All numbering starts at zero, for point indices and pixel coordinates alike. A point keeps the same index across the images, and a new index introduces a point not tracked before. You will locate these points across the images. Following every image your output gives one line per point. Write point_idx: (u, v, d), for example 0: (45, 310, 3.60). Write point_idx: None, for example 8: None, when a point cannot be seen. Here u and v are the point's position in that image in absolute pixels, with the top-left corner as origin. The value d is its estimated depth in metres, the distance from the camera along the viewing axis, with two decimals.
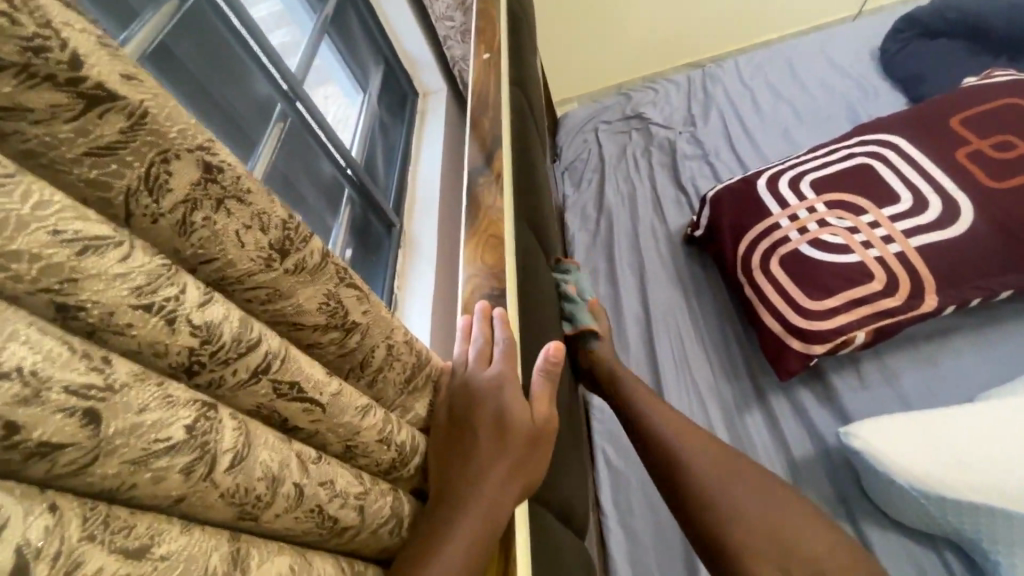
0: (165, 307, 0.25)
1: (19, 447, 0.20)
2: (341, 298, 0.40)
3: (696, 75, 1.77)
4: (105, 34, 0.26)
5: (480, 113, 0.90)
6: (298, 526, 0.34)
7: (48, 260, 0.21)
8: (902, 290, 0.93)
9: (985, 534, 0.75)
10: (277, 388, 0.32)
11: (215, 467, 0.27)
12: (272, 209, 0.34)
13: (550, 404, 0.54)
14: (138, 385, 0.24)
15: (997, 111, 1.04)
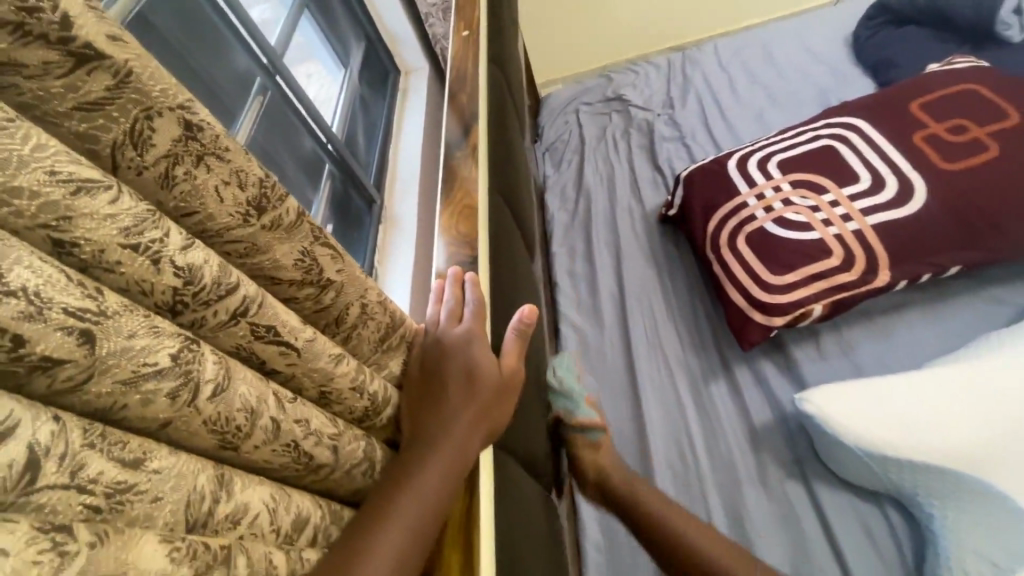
0: (150, 247, 0.28)
1: (26, 358, 0.23)
2: (317, 256, 0.43)
3: (677, 58, 1.79)
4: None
5: (457, 90, 0.92)
6: (275, 459, 0.38)
7: (45, 197, 0.24)
8: (857, 266, 0.98)
9: (922, 488, 0.81)
10: (255, 330, 0.36)
11: (198, 395, 0.31)
12: (250, 167, 0.36)
13: (517, 360, 0.58)
14: (127, 313, 0.27)
15: (955, 96, 1.09)
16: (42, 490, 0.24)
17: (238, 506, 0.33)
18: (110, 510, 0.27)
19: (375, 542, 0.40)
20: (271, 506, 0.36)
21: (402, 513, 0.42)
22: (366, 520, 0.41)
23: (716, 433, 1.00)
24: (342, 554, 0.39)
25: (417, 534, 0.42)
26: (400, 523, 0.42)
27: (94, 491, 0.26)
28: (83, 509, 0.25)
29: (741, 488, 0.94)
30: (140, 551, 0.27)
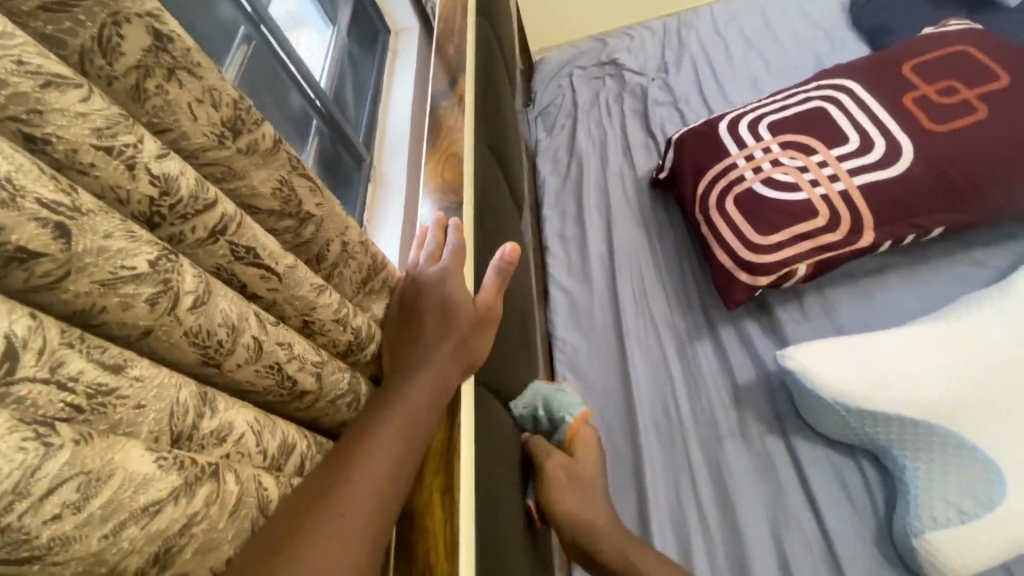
0: (124, 152, 0.28)
1: (1, 248, 0.23)
2: (295, 187, 0.42)
3: (672, 22, 1.76)
4: None
5: (445, 42, 0.90)
6: (259, 381, 0.39)
7: (15, 88, 0.24)
8: (843, 226, 0.99)
9: (897, 441, 0.83)
10: (234, 250, 0.36)
11: (178, 304, 0.31)
12: (224, 87, 0.35)
13: (495, 293, 0.57)
14: (102, 214, 0.27)
15: (947, 58, 1.09)
16: (22, 382, 0.24)
17: (222, 424, 0.34)
18: (92, 412, 0.27)
19: (356, 470, 0.39)
20: (256, 428, 0.37)
21: (383, 442, 0.42)
22: (345, 451, 0.41)
23: (699, 390, 1.02)
24: (323, 482, 0.38)
25: (399, 459, 0.42)
26: (376, 450, 0.41)
27: (75, 390, 0.26)
28: (64, 407, 0.26)
29: (722, 444, 0.96)
30: (127, 455, 0.28)
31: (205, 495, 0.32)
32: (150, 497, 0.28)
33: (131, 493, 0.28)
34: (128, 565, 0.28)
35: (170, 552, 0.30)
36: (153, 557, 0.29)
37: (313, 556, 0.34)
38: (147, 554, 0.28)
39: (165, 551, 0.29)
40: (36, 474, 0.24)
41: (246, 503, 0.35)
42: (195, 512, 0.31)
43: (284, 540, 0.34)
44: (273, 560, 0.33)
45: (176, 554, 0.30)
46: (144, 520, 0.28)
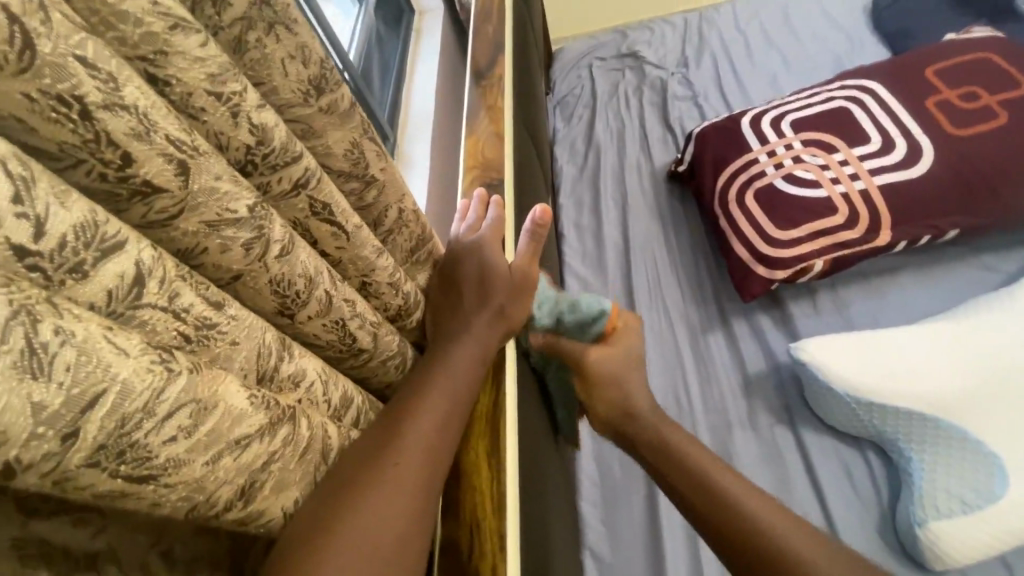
0: (231, 99, 0.29)
1: (130, 180, 0.24)
2: (364, 150, 0.43)
3: (694, 17, 1.77)
4: None
5: (481, 22, 0.90)
6: (324, 335, 0.40)
7: (147, 27, 0.25)
8: (861, 224, 1.01)
9: (904, 434, 0.85)
10: (313, 205, 0.37)
11: (267, 252, 0.32)
12: (312, 46, 0.37)
13: (530, 262, 0.56)
14: (213, 156, 0.28)
15: (969, 64, 1.10)
16: (145, 308, 0.25)
17: (297, 370, 0.36)
18: (197, 344, 0.28)
19: (410, 427, 0.40)
20: (324, 379, 0.39)
21: (434, 404, 0.43)
22: (396, 411, 0.42)
23: (711, 380, 1.03)
24: (377, 436, 0.39)
25: (448, 422, 0.43)
26: (430, 412, 0.42)
27: (185, 321, 0.27)
28: (175, 337, 0.27)
29: (732, 431, 0.97)
30: (226, 389, 0.28)
31: (283, 436, 0.32)
32: (242, 431, 0.29)
33: (229, 425, 0.28)
34: (219, 497, 0.28)
35: (253, 486, 0.30)
36: (240, 490, 0.29)
37: (367, 503, 0.35)
38: (236, 485, 0.29)
39: (250, 485, 0.30)
40: (162, 395, 0.24)
41: (312, 450, 0.35)
42: (274, 451, 0.31)
43: (340, 487, 0.35)
44: (333, 510, 0.34)
45: (258, 489, 0.30)
46: (236, 452, 0.29)
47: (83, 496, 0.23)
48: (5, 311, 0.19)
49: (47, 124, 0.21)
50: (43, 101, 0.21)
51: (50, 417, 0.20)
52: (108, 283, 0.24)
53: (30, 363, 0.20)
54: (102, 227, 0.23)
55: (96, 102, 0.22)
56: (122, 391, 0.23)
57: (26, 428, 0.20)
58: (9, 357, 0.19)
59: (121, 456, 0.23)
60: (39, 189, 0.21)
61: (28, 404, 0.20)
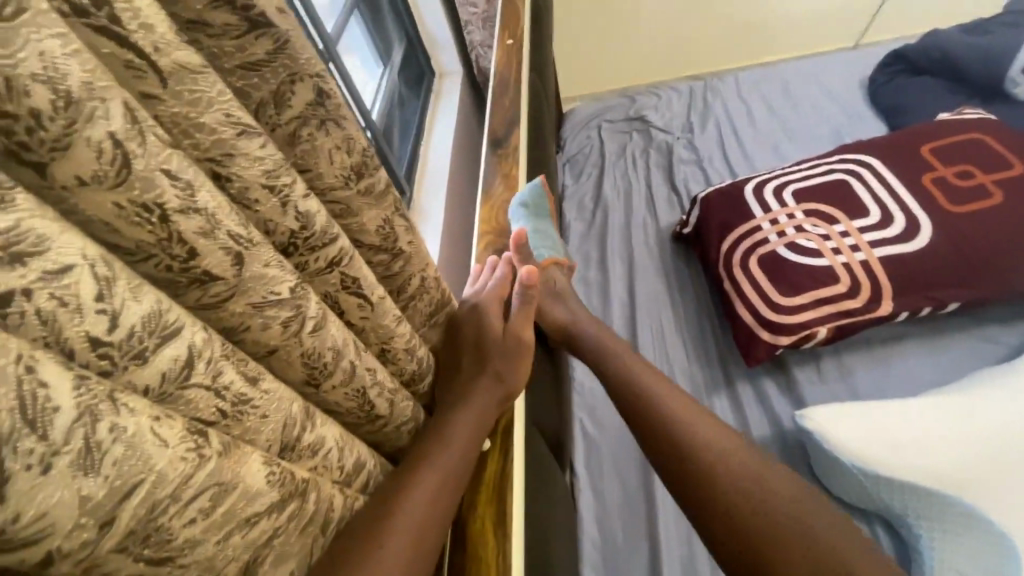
0: (282, 190, 0.32)
1: (191, 271, 0.27)
2: (395, 226, 0.46)
3: (699, 85, 1.86)
4: None
5: (500, 93, 0.96)
6: (344, 403, 0.41)
7: (219, 135, 0.28)
8: (863, 293, 1.03)
9: (912, 509, 0.83)
10: (344, 280, 0.40)
11: (303, 327, 0.34)
12: (357, 136, 0.40)
13: (528, 322, 0.60)
14: (264, 245, 0.31)
15: (964, 143, 1.15)
16: (191, 387, 0.27)
17: (317, 438, 0.37)
18: (231, 418, 0.30)
19: (408, 497, 0.42)
20: (340, 446, 0.40)
21: (432, 474, 0.45)
22: (400, 482, 0.44)
23: None
24: (383, 509, 0.41)
25: (441, 498, 0.45)
26: (430, 489, 0.44)
27: (225, 398, 0.29)
28: (214, 412, 0.28)
29: None
30: (248, 468, 0.29)
31: (289, 511, 0.33)
32: (253, 509, 0.30)
33: (244, 504, 0.29)
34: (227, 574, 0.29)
35: (256, 562, 0.31)
36: (245, 566, 0.30)
37: None
38: (241, 562, 0.29)
39: (254, 562, 0.30)
40: (189, 481, 0.25)
41: (316, 522, 0.35)
42: (278, 527, 0.32)
43: (344, 558, 0.37)
44: None
45: (260, 563, 0.31)
46: (245, 529, 0.29)
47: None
48: (72, 414, 0.21)
49: (129, 227, 0.24)
50: (130, 209, 0.23)
51: (93, 508, 0.21)
52: (163, 365, 0.25)
53: (86, 458, 0.21)
54: (165, 315, 0.25)
55: (174, 208, 0.25)
56: (157, 479, 0.24)
57: (70, 520, 0.21)
58: (68, 456, 0.20)
59: (146, 540, 0.24)
60: (117, 287, 0.23)
61: (78, 496, 0.21)
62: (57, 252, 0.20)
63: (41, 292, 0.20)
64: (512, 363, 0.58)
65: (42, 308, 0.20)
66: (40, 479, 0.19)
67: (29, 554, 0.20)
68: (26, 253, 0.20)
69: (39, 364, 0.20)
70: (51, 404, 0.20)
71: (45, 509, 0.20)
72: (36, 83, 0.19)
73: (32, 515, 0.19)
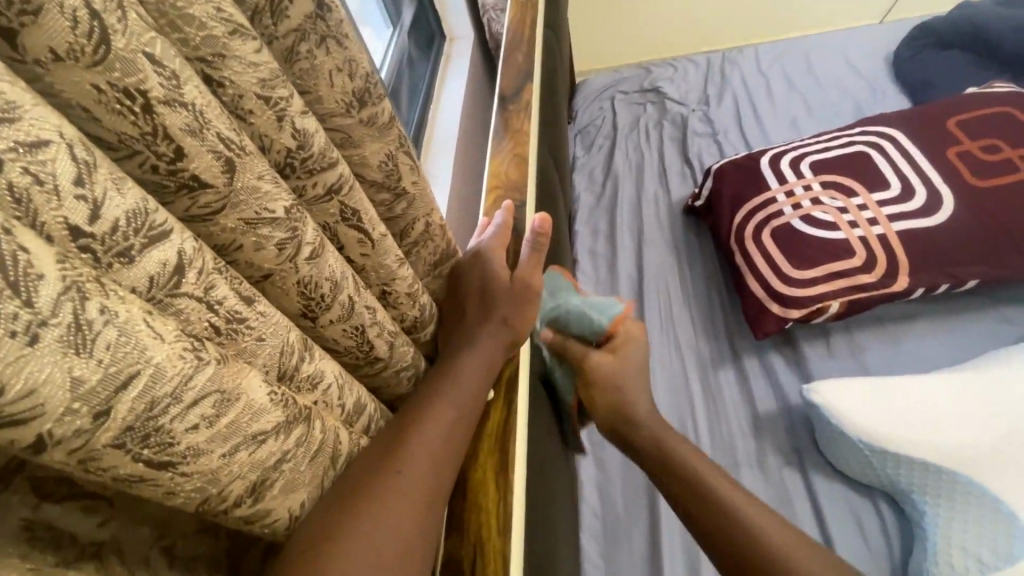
0: (278, 104, 0.31)
1: (179, 175, 0.25)
2: (398, 163, 0.44)
3: (717, 57, 1.80)
4: None
5: (514, 49, 0.93)
6: (343, 341, 0.40)
7: (209, 31, 0.26)
8: (879, 269, 1.01)
9: (918, 486, 0.82)
10: (343, 212, 0.38)
11: (298, 253, 0.33)
12: (360, 60, 0.38)
13: (535, 271, 0.58)
14: (257, 156, 0.29)
15: (993, 116, 1.11)
16: (181, 297, 0.26)
17: (316, 371, 0.36)
18: (226, 335, 0.29)
19: (408, 439, 0.41)
20: (340, 382, 0.39)
21: (432, 420, 0.44)
22: (400, 426, 0.43)
23: (720, 415, 1.02)
24: (382, 448, 0.40)
25: (445, 442, 0.44)
26: (430, 431, 0.43)
27: (218, 313, 0.28)
28: (206, 327, 0.27)
29: (739, 470, 0.95)
30: (249, 383, 0.28)
31: (297, 436, 0.32)
32: (259, 426, 0.29)
33: (248, 420, 0.28)
34: (230, 491, 0.28)
35: (263, 485, 0.30)
36: (251, 486, 0.29)
37: (361, 524, 0.36)
38: (247, 481, 0.29)
39: (260, 483, 0.29)
40: (189, 382, 0.24)
41: (324, 452, 0.35)
42: (287, 451, 0.31)
43: (347, 491, 0.36)
44: (329, 523, 0.34)
45: (268, 487, 0.30)
46: (251, 447, 0.28)
47: (102, 478, 0.22)
48: (58, 286, 0.19)
49: (111, 114, 0.22)
50: (110, 93, 0.22)
51: (87, 394, 0.20)
52: (151, 268, 0.24)
53: (75, 338, 0.20)
54: (152, 214, 0.24)
55: (158, 98, 0.23)
56: (154, 374, 0.23)
57: (62, 403, 0.20)
58: (56, 330, 0.19)
59: (145, 439, 0.23)
60: (99, 174, 0.21)
61: (68, 378, 0.20)
62: (32, 123, 0.19)
63: (13, 165, 0.19)
64: (517, 307, 0.56)
65: (15, 183, 0.19)
66: (25, 352, 0.18)
67: (17, 434, 0.19)
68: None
69: (17, 231, 0.18)
70: (34, 271, 0.19)
71: (35, 386, 0.19)
72: None
73: (21, 388, 0.19)
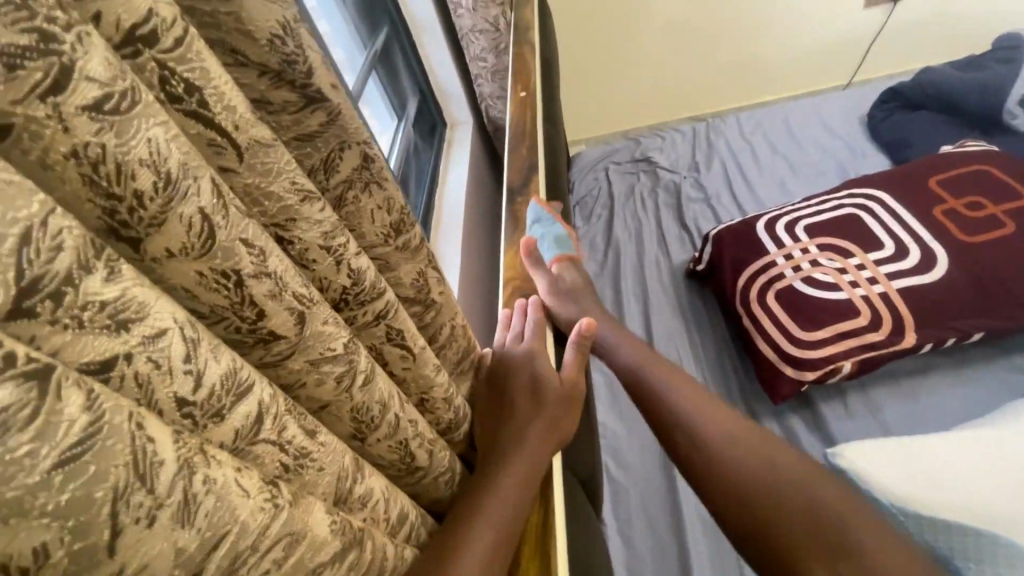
0: (338, 250, 0.34)
1: (258, 330, 0.28)
2: (428, 278, 0.47)
3: (701, 126, 1.91)
4: (323, 56, 0.34)
5: (517, 141, 1.00)
6: (388, 455, 0.41)
7: (285, 202, 0.30)
8: (885, 326, 1.03)
9: (960, 553, 0.75)
10: (389, 332, 0.40)
11: (354, 381, 0.35)
12: (396, 196, 0.42)
13: (577, 373, 0.65)
14: (322, 303, 0.32)
15: (972, 175, 1.17)
16: (258, 443, 0.27)
17: (366, 490, 0.37)
18: (293, 471, 0.30)
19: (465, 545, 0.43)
20: (387, 496, 0.39)
21: (486, 524, 0.46)
22: (453, 532, 0.45)
23: None
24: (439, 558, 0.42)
25: (497, 549, 0.45)
26: (485, 534, 0.45)
27: (288, 452, 0.29)
28: (277, 466, 0.29)
29: None
30: (314, 518, 0.29)
31: (349, 561, 0.32)
32: (317, 560, 0.29)
33: (310, 556, 0.29)
34: None
35: None
36: None
37: None
38: None
39: None
40: (267, 531, 0.26)
41: (372, 573, 0.35)
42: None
43: None
44: None
45: None
46: None
47: None
48: (173, 468, 0.21)
49: (206, 292, 0.25)
50: (210, 276, 0.25)
51: (185, 560, 0.22)
52: (236, 423, 0.26)
53: (183, 511, 0.21)
54: (239, 372, 0.26)
55: (249, 272, 0.26)
56: (239, 531, 0.24)
57: (166, 571, 0.21)
58: (169, 509, 0.21)
59: None
60: (201, 349, 0.24)
61: (174, 548, 0.21)
62: (154, 318, 0.22)
63: (141, 356, 0.21)
64: (562, 410, 0.60)
65: (140, 371, 0.21)
66: (145, 532, 0.20)
67: None
68: (131, 319, 0.21)
69: (147, 421, 0.21)
70: (157, 458, 0.20)
71: (146, 561, 0.20)
72: (143, 167, 0.21)
73: (136, 567, 0.20)
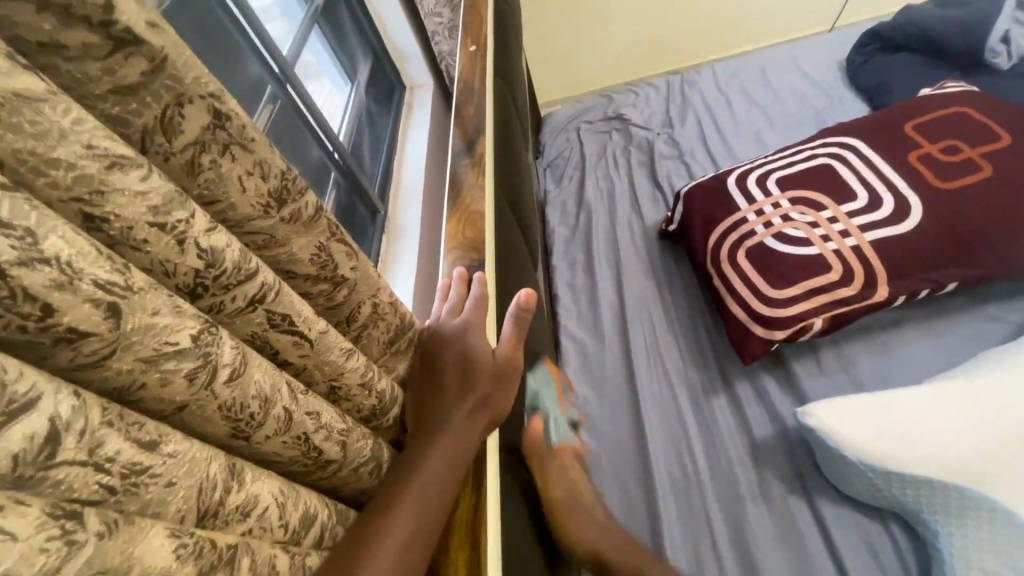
0: (177, 228, 0.29)
1: (52, 330, 0.23)
2: (332, 252, 0.43)
3: (676, 79, 1.82)
4: None
5: (465, 102, 0.93)
6: (286, 452, 0.37)
7: (81, 170, 0.25)
8: (857, 279, 1.00)
9: (926, 505, 0.77)
10: (271, 318, 0.36)
11: (215, 378, 0.30)
12: (272, 159, 0.37)
13: (514, 347, 0.57)
14: (153, 290, 0.27)
15: (949, 118, 1.12)
16: (59, 466, 0.23)
17: (249, 497, 0.32)
18: (125, 493, 0.26)
19: (382, 531, 0.39)
20: (281, 501, 0.35)
21: (410, 508, 0.42)
22: (371, 517, 0.41)
23: (716, 446, 0.97)
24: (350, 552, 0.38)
25: (421, 534, 0.41)
26: (406, 518, 0.41)
27: (111, 471, 0.25)
28: (97, 490, 0.24)
29: (743, 505, 0.90)
30: (145, 545, 0.26)
31: None
32: None
33: None
34: None
35: None
36: None
37: None
38: None
39: None
40: None
41: None
42: None
43: None
44: None
45: None
46: None
47: None
48: None
49: None
50: None
51: None
52: (15, 446, 0.21)
53: None
54: (11, 386, 0.21)
55: (10, 262, 0.22)
56: None
57: None
58: None
59: None
60: None
61: None
62: None
63: None
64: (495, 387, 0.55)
65: None
66: None
67: None
68: None
69: None
70: None
71: None
72: None
73: None
